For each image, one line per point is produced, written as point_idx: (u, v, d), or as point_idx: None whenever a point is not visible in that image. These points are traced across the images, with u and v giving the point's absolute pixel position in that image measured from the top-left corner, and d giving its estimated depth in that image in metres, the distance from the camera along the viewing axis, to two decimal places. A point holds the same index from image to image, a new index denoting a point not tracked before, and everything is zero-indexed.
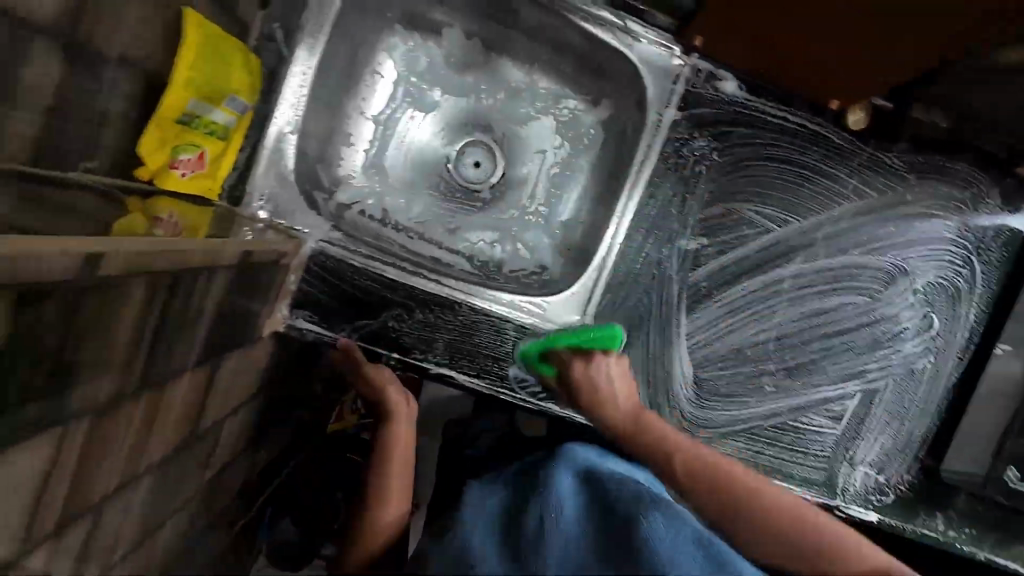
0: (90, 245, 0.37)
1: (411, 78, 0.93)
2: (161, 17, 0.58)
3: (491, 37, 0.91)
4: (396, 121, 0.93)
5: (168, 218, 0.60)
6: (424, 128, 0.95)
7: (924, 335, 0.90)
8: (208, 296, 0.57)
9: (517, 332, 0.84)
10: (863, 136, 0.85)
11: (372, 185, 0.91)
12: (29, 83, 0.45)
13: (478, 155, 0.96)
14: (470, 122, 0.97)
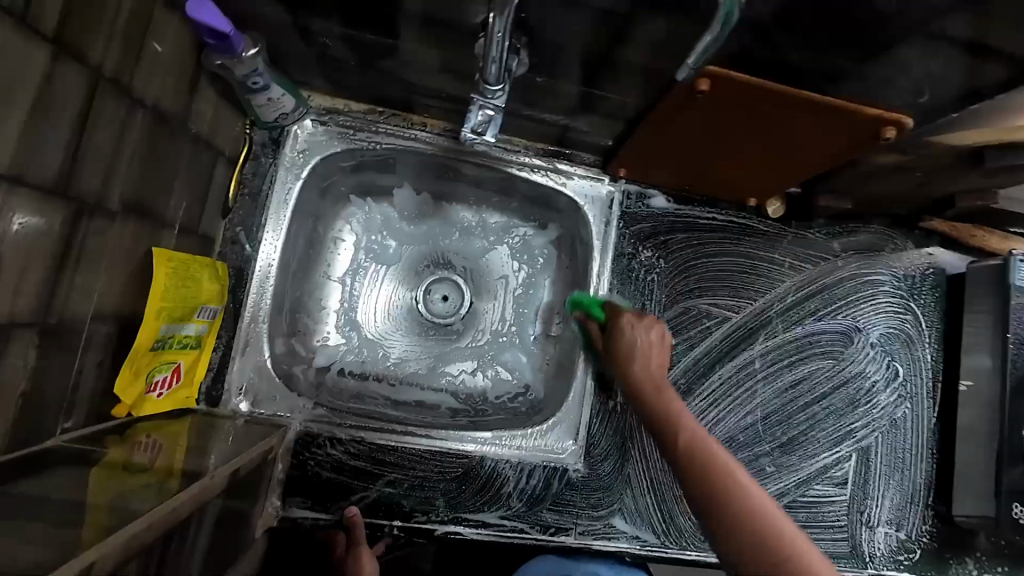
0: (83, 557, 0.37)
1: (371, 236, 0.96)
2: (131, 264, 0.62)
3: (438, 189, 0.96)
4: (362, 278, 0.96)
5: (146, 457, 0.60)
6: (388, 278, 0.98)
7: (893, 384, 0.95)
8: (200, 531, 0.55)
9: (516, 470, 0.83)
10: (784, 220, 0.94)
11: (348, 342, 0.93)
12: (8, 377, 0.47)
13: (445, 291, 1.00)
14: (431, 262, 1.01)
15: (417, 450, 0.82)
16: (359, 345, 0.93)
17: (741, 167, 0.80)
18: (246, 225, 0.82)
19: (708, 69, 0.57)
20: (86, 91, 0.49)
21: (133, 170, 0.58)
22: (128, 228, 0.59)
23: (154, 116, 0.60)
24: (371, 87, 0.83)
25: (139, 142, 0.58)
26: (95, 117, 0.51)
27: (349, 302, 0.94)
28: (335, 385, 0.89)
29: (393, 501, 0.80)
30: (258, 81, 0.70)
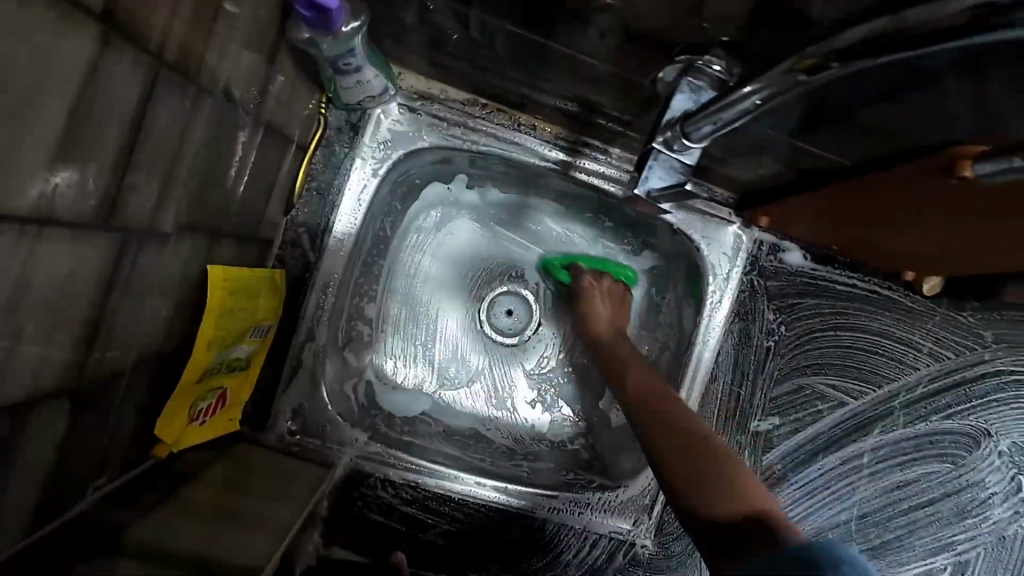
0: None
1: (439, 233, 0.83)
2: (184, 287, 0.50)
3: (520, 188, 0.80)
4: (423, 282, 0.83)
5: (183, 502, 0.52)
6: (448, 280, 0.85)
7: (1012, 499, 0.83)
8: None
9: (578, 539, 0.75)
10: (935, 298, 0.79)
11: (403, 357, 0.82)
12: (29, 457, 0.36)
13: (510, 304, 0.87)
14: (499, 270, 0.88)
15: (475, 504, 0.73)
16: (415, 356, 0.83)
17: (919, 245, 0.65)
18: (310, 226, 0.69)
19: None
20: (142, 83, 0.35)
21: (192, 177, 0.45)
22: (182, 249, 0.47)
23: (222, 105, 0.46)
24: (477, 73, 0.66)
25: (201, 140, 0.45)
26: (152, 117, 0.37)
27: (408, 301, 0.83)
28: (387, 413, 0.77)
29: (442, 556, 0.72)
30: (350, 62, 0.54)
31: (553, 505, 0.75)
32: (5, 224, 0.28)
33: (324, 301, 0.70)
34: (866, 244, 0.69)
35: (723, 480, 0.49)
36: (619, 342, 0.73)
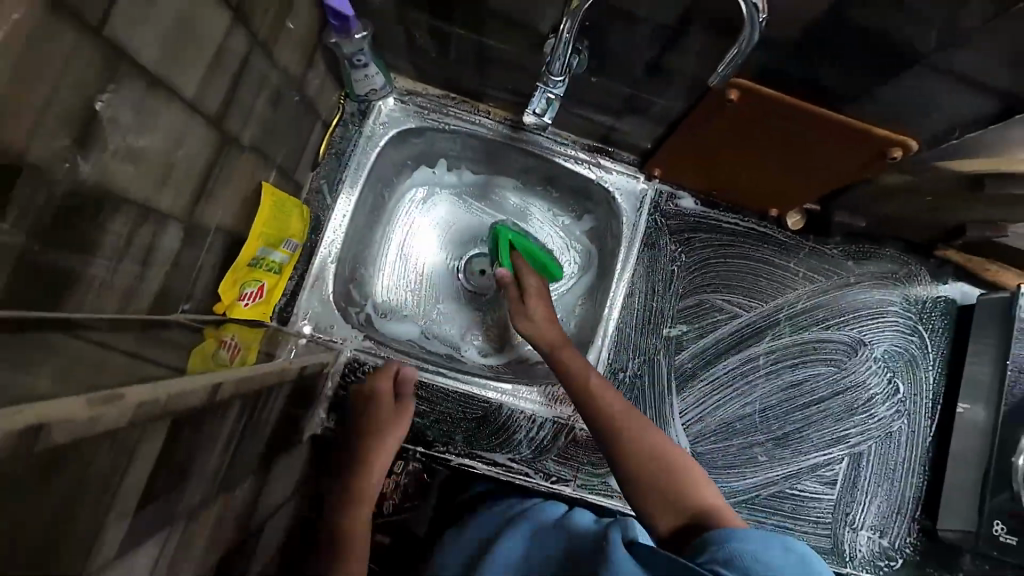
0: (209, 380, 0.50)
1: (423, 206, 1.10)
2: (247, 191, 0.76)
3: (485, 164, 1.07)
4: (412, 242, 1.09)
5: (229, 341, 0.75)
6: (433, 245, 1.10)
7: (893, 399, 1.00)
8: (272, 406, 0.68)
9: (527, 421, 0.94)
10: (803, 233, 1.02)
11: (395, 297, 1.06)
12: (159, 254, 0.61)
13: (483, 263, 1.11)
14: (474, 236, 1.11)
15: (444, 391, 0.94)
16: (404, 298, 1.07)
17: (757, 177, 0.89)
18: (329, 179, 0.96)
19: (737, 80, 0.66)
20: (243, 48, 0.64)
21: (259, 117, 0.73)
22: (249, 162, 0.74)
23: (279, 78, 0.75)
24: (447, 74, 0.96)
25: (266, 95, 0.73)
26: (244, 70, 0.66)
27: (401, 260, 1.07)
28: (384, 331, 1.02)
29: (419, 430, 0.93)
30: (360, 59, 0.84)
31: (507, 394, 0.95)
32: (177, 102, 0.56)
33: (337, 233, 0.94)
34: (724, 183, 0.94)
35: (685, 491, 0.59)
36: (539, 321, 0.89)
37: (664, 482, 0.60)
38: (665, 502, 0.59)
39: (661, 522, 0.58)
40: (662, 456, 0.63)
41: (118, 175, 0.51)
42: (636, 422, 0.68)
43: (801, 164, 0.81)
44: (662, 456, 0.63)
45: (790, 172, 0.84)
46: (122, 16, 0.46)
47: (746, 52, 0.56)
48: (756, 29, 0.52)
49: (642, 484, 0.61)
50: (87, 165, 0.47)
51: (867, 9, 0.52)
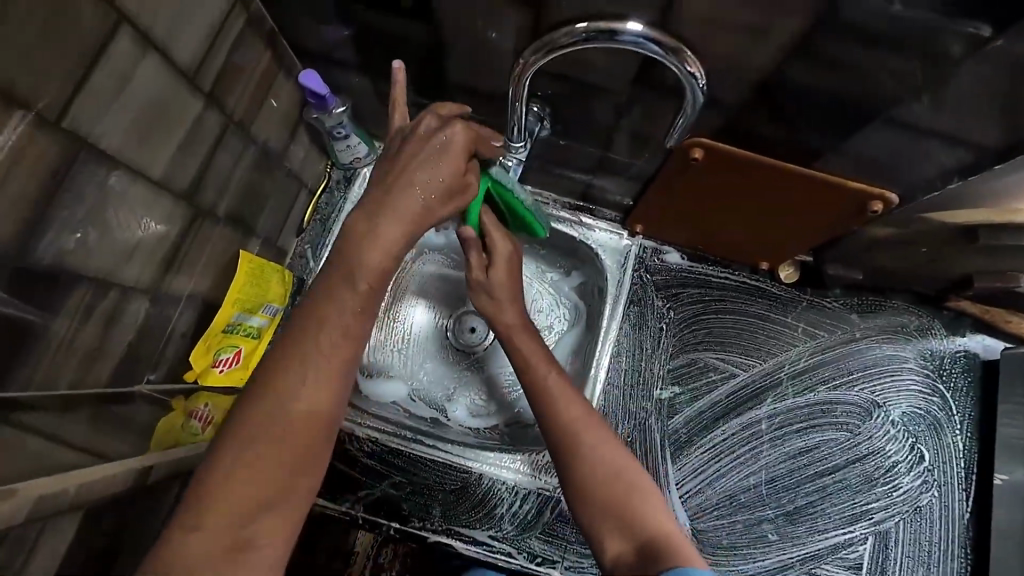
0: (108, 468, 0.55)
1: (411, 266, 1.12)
2: (222, 260, 0.78)
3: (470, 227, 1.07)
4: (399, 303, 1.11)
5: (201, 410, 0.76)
6: (421, 305, 1.12)
7: (918, 468, 0.90)
8: None
9: (511, 493, 0.88)
10: (799, 286, 0.97)
11: (382, 356, 1.06)
12: (121, 328, 0.61)
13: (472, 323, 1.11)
14: (462, 297, 1.13)
15: (424, 460, 0.90)
16: (391, 358, 1.07)
17: (744, 228, 0.85)
18: (313, 244, 0.98)
19: (700, 140, 0.66)
20: (218, 129, 0.67)
21: (237, 189, 0.76)
22: (224, 232, 0.76)
23: (259, 152, 0.79)
24: None
25: (245, 169, 0.76)
26: (220, 147, 0.69)
27: (389, 325, 1.09)
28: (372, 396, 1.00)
29: (395, 503, 0.87)
30: (340, 132, 0.88)
31: (490, 464, 0.90)
32: (145, 181, 0.58)
33: None
34: (711, 236, 0.91)
35: (636, 510, 0.61)
36: (506, 305, 0.81)
37: (615, 504, 0.62)
38: (618, 527, 0.61)
39: (610, 546, 0.60)
40: (616, 476, 0.64)
41: (78, 254, 0.53)
42: (588, 430, 0.68)
43: (787, 219, 0.78)
44: (611, 474, 0.65)
45: (778, 227, 0.81)
46: (86, 109, 0.49)
47: (696, 111, 0.59)
48: (699, 91, 0.55)
49: (595, 506, 0.63)
50: (42, 245, 0.49)
51: (816, 74, 0.52)
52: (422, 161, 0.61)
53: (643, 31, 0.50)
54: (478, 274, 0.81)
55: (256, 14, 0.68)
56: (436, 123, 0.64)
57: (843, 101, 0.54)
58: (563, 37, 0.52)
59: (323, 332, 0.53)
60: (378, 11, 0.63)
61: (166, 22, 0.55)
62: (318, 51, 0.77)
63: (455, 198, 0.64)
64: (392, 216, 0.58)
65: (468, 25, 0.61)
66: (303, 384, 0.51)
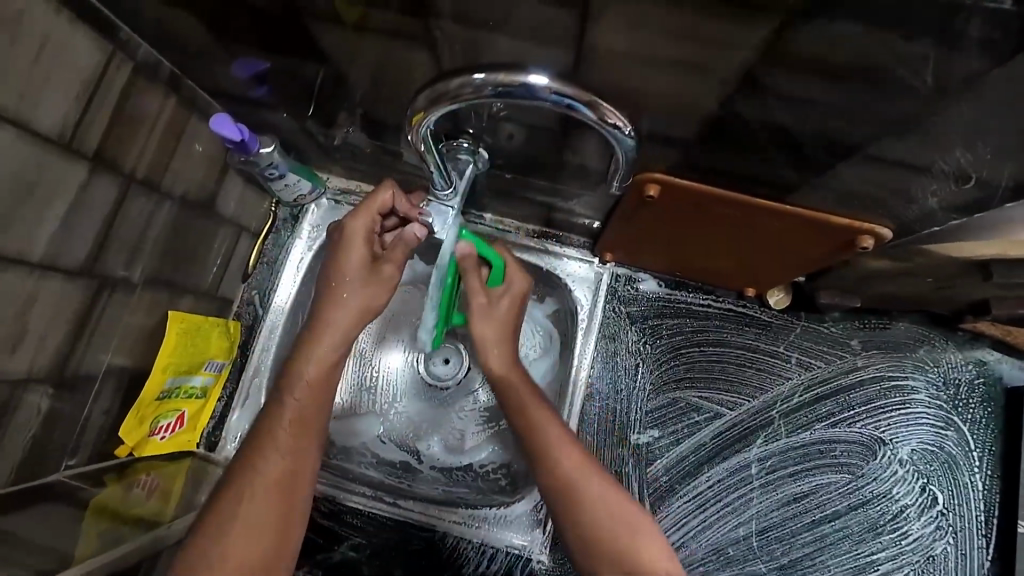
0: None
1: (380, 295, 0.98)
2: (148, 326, 0.72)
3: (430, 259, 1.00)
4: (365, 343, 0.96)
5: (145, 478, 0.74)
6: (394, 337, 0.96)
7: (930, 513, 0.81)
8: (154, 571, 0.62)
9: (478, 550, 0.83)
10: (790, 311, 0.87)
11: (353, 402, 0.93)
12: (18, 422, 0.57)
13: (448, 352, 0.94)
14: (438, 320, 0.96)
15: (386, 518, 0.85)
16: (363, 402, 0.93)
17: (722, 254, 0.74)
18: (260, 289, 0.92)
19: (652, 175, 0.57)
20: (116, 192, 0.61)
21: (156, 249, 0.70)
22: (145, 296, 0.70)
23: (179, 205, 0.72)
24: (375, 171, 0.91)
25: (162, 226, 0.70)
26: (123, 211, 0.63)
27: (360, 363, 0.95)
28: (340, 443, 0.89)
29: (356, 566, 0.83)
30: (273, 172, 0.81)
31: (456, 522, 0.84)
32: (21, 266, 0.52)
33: (269, 343, 0.89)
34: (691, 263, 0.81)
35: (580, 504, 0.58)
36: (486, 320, 0.67)
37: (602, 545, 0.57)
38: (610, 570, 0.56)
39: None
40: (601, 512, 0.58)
41: None
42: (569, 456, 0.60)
43: (769, 250, 0.68)
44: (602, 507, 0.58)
45: (763, 257, 0.71)
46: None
47: (630, 159, 0.49)
48: (627, 141, 0.45)
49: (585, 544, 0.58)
50: None
51: (769, 112, 0.42)
52: (334, 276, 0.60)
53: (546, 82, 0.41)
54: (482, 297, 0.67)
55: (148, 60, 0.61)
56: (337, 231, 0.62)
57: (812, 136, 0.44)
58: (453, 88, 0.43)
59: (267, 451, 0.53)
60: (274, 51, 0.56)
61: (17, 90, 0.48)
62: (231, 92, 0.69)
63: (374, 285, 0.60)
64: (330, 333, 0.58)
65: (371, 64, 0.52)
66: (241, 500, 0.51)
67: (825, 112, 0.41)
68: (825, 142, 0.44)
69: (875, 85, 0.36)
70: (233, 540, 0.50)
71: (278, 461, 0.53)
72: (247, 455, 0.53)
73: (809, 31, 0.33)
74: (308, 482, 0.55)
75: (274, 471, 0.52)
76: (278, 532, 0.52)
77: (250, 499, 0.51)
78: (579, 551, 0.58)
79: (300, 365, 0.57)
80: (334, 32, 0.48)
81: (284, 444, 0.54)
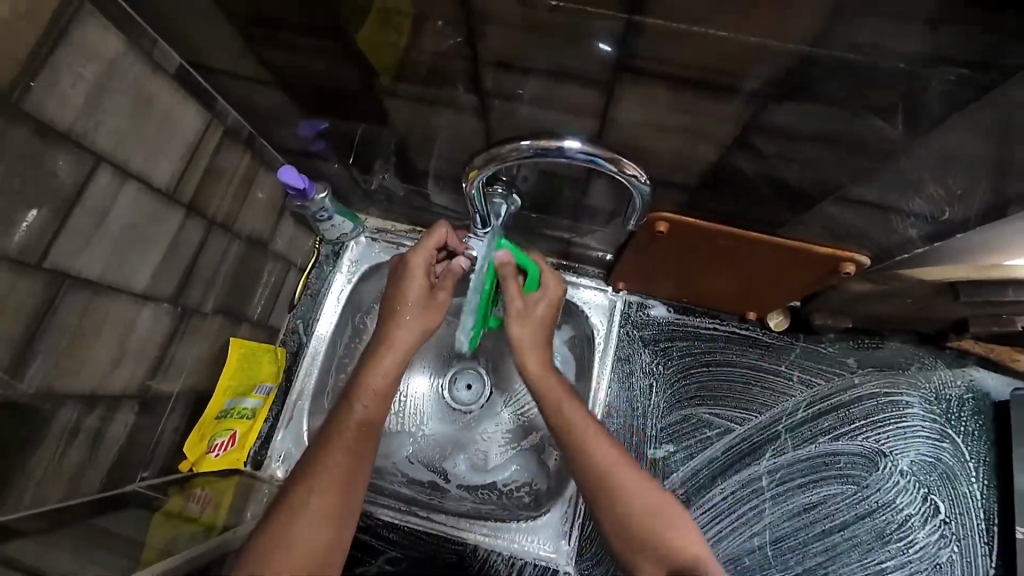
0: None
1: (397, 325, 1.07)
2: (213, 351, 0.81)
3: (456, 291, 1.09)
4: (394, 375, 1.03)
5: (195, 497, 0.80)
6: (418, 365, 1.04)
7: (934, 521, 0.86)
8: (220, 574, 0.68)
9: (507, 562, 0.89)
10: (789, 333, 0.95)
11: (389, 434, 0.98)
12: (112, 434, 0.65)
13: (469, 379, 1.02)
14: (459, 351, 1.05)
15: (419, 531, 0.90)
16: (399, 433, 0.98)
17: (726, 282, 0.83)
18: (305, 319, 1.01)
19: (660, 214, 0.67)
20: (200, 234, 0.71)
21: (225, 283, 0.80)
22: (214, 324, 0.79)
23: (245, 244, 0.83)
24: (407, 212, 1.01)
25: (231, 262, 0.80)
26: (204, 250, 0.73)
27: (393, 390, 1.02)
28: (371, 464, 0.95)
29: None
30: (323, 214, 0.92)
31: (486, 535, 0.89)
32: (129, 297, 0.62)
33: (310, 368, 0.97)
34: (699, 291, 0.90)
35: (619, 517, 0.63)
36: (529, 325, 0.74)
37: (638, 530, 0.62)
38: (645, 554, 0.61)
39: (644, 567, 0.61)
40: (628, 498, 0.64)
41: (65, 377, 0.56)
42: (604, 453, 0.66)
43: (766, 277, 0.76)
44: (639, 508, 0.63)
45: (762, 284, 0.80)
46: (67, 247, 0.52)
47: (646, 201, 0.59)
48: (643, 187, 0.55)
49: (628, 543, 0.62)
50: (30, 376, 0.52)
51: (757, 164, 0.52)
52: (395, 302, 0.69)
53: (577, 145, 0.51)
54: (519, 306, 0.74)
55: (233, 124, 0.73)
56: (400, 265, 0.72)
57: (792, 182, 0.54)
58: (501, 152, 0.54)
59: (332, 450, 0.60)
60: (343, 117, 0.67)
61: (143, 153, 0.59)
62: (295, 147, 0.81)
63: (429, 311, 0.70)
64: (393, 349, 0.67)
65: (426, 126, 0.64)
66: (314, 491, 0.58)
67: (800, 164, 0.51)
68: (803, 188, 0.54)
69: (837, 145, 0.47)
70: (302, 530, 0.56)
71: (347, 459, 0.60)
72: (314, 457, 0.60)
73: (781, 109, 0.43)
74: (366, 472, 0.62)
75: (338, 467, 0.59)
76: (339, 520, 0.58)
77: (320, 492, 0.58)
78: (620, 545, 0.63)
79: (367, 379, 0.65)
80: (400, 104, 0.59)
81: (351, 441, 0.61)
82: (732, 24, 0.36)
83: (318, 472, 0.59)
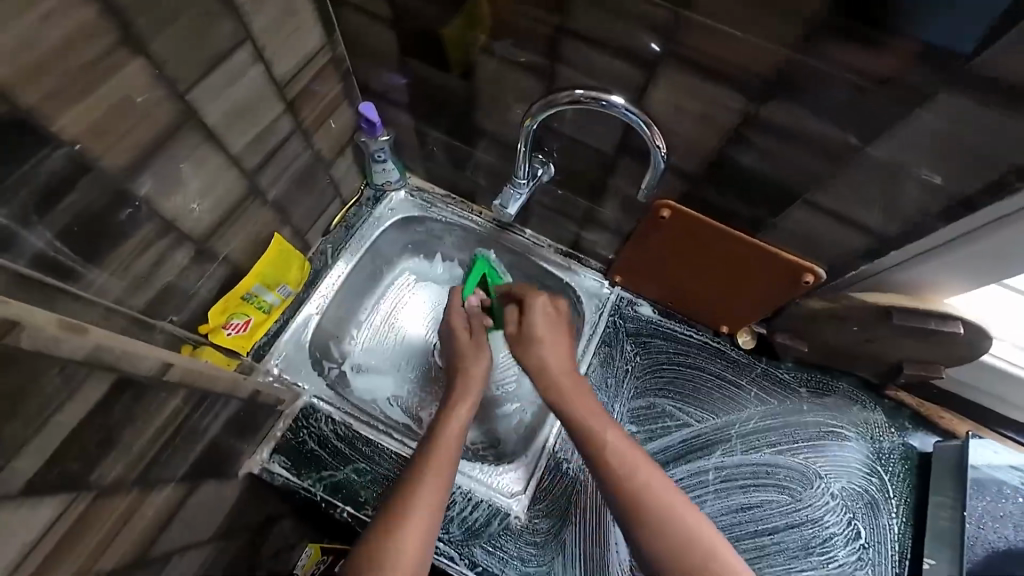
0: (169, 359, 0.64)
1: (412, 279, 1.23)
2: (259, 237, 0.91)
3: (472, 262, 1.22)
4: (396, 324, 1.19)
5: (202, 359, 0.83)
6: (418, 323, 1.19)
7: (854, 544, 0.94)
8: (214, 416, 0.75)
9: (463, 498, 0.93)
10: (754, 353, 1.07)
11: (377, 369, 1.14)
12: (165, 265, 0.73)
13: None
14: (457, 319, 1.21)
15: (388, 450, 0.95)
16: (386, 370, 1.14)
17: (706, 288, 0.96)
18: (334, 244, 1.12)
19: (666, 200, 0.81)
20: (287, 131, 0.84)
21: (287, 182, 0.92)
22: (268, 214, 0.90)
23: (312, 158, 0.96)
24: (448, 178, 1.16)
25: (299, 168, 0.93)
26: (285, 145, 0.86)
27: (382, 329, 1.17)
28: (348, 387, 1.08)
29: (352, 488, 0.91)
30: (381, 156, 1.06)
31: None
32: (225, 154, 0.74)
33: (329, 288, 1.08)
34: (682, 295, 1.03)
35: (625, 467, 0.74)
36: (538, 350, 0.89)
37: (637, 491, 0.71)
38: (647, 523, 0.69)
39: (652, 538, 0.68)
40: (626, 459, 0.74)
41: (159, 195, 0.67)
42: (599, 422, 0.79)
43: (738, 283, 0.90)
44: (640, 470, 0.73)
45: (735, 291, 0.93)
46: (204, 90, 0.66)
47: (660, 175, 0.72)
48: (660, 158, 0.68)
49: (643, 522, 0.69)
50: (139, 180, 0.63)
51: (749, 159, 0.67)
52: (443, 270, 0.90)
53: (620, 101, 0.65)
54: (518, 334, 0.92)
55: (339, 55, 0.88)
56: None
57: (773, 181, 0.69)
58: (556, 97, 0.67)
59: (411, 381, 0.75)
60: (432, 66, 0.83)
61: (275, 46, 0.73)
62: (377, 91, 0.96)
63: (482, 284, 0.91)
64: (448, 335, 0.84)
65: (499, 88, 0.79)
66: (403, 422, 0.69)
67: (781, 162, 0.66)
68: (781, 188, 0.69)
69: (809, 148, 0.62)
70: (421, 504, 0.73)
71: (448, 449, 0.81)
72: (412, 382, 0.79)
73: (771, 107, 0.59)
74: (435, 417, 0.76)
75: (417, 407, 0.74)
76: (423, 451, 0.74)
77: (434, 471, 0.77)
78: (665, 554, 0.68)
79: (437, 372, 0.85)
80: (485, 61, 0.75)
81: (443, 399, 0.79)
82: (747, 27, 0.52)
83: (428, 457, 0.79)
